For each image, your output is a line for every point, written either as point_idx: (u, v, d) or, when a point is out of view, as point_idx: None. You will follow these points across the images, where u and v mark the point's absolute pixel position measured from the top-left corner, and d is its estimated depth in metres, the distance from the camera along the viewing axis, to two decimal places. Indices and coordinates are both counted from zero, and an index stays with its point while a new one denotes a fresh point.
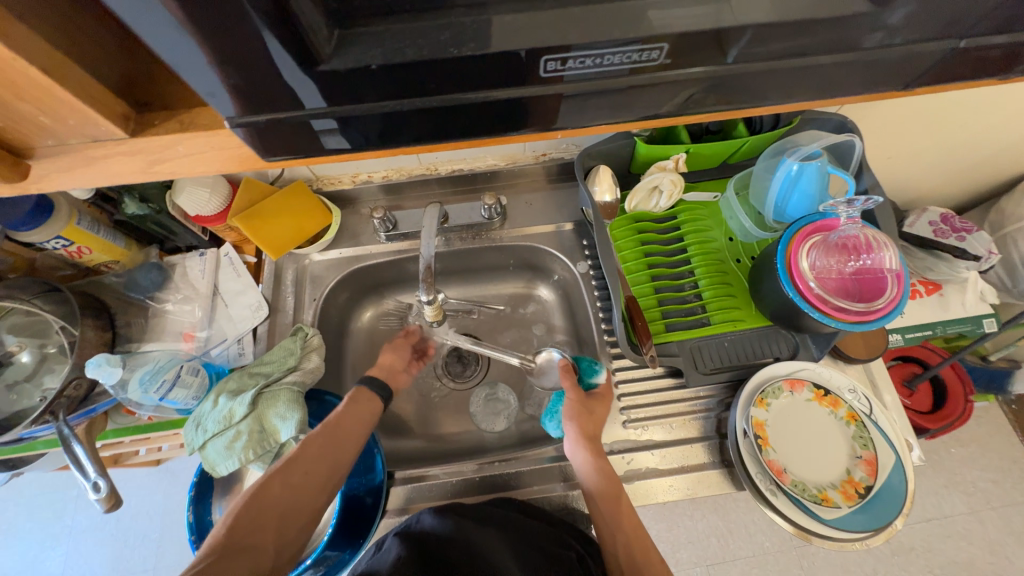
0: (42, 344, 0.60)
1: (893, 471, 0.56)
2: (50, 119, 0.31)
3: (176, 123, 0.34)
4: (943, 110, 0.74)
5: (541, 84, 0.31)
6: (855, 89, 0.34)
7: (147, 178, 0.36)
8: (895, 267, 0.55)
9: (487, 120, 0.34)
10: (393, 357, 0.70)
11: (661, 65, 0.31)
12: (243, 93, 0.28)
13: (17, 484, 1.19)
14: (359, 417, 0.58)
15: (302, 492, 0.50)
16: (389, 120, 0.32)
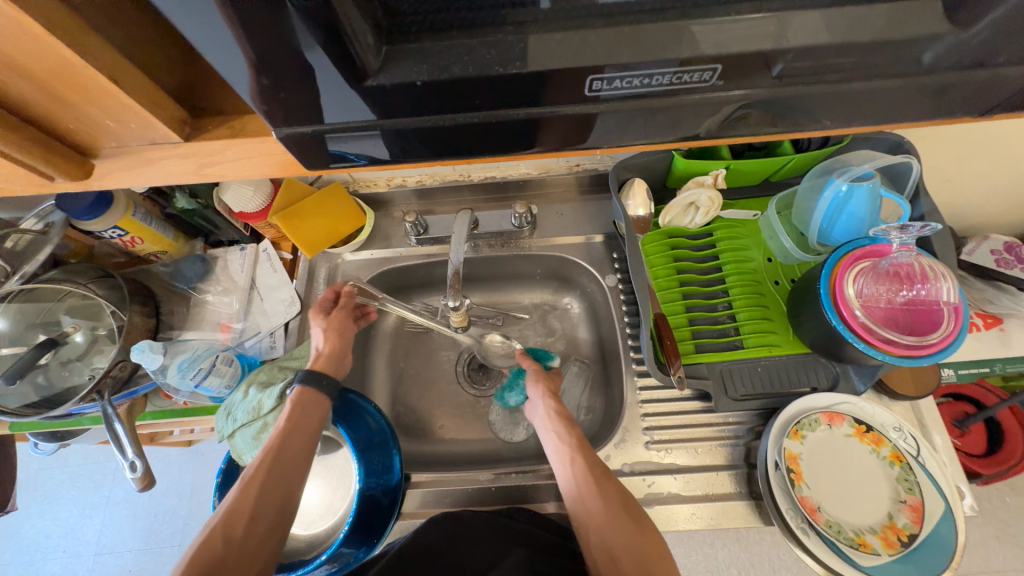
0: (94, 327, 0.64)
1: (941, 520, 0.52)
2: (114, 122, 0.33)
3: (227, 130, 0.35)
4: (1015, 133, 0.69)
5: (582, 102, 0.31)
6: (921, 115, 0.32)
7: (197, 180, 0.38)
8: (953, 301, 0.51)
9: (527, 135, 0.33)
10: (337, 341, 0.63)
11: (711, 86, 0.30)
12: (292, 104, 0.29)
13: (63, 453, 1.27)
14: (306, 433, 0.52)
15: (253, 540, 0.45)
16: (427, 134, 0.32)
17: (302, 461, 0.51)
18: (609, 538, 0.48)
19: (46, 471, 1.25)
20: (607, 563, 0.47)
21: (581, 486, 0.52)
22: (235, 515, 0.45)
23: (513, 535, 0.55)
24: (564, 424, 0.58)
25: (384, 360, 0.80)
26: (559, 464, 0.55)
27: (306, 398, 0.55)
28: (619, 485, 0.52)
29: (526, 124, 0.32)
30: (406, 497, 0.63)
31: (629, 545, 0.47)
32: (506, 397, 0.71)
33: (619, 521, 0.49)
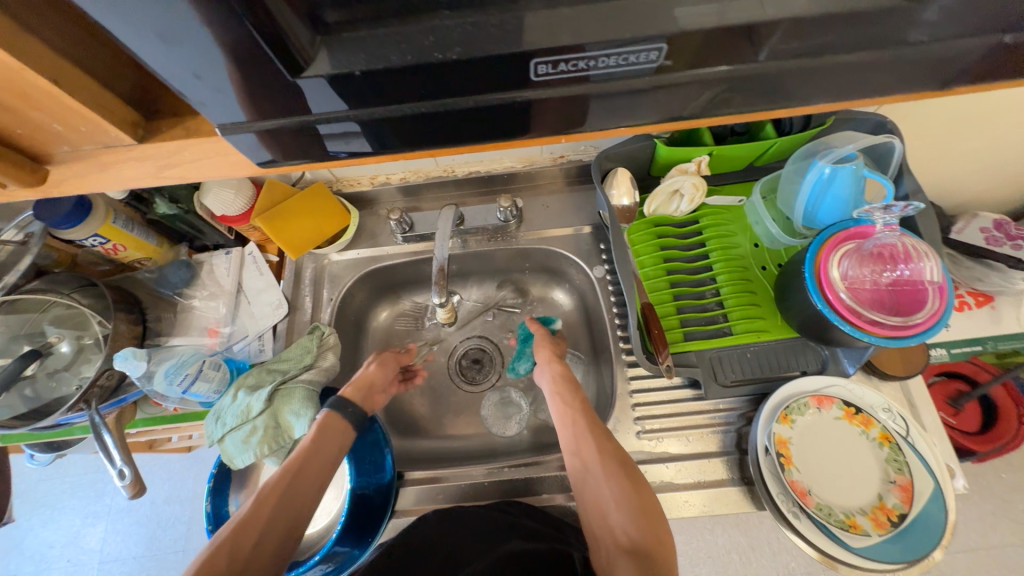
0: (79, 336, 0.63)
1: (931, 500, 0.52)
2: (62, 125, 0.33)
3: (181, 131, 0.35)
4: (998, 112, 0.69)
5: (531, 87, 0.30)
6: (891, 90, 0.32)
7: (156, 183, 0.37)
8: (937, 279, 0.51)
9: (487, 122, 0.33)
10: (377, 374, 0.64)
11: (660, 66, 0.29)
12: (238, 98, 0.29)
13: (62, 464, 1.27)
14: (322, 459, 0.52)
15: (257, 562, 0.44)
16: (382, 125, 0.32)
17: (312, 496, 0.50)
18: (601, 492, 0.52)
19: (45, 483, 1.25)
20: (597, 511, 0.52)
21: (582, 444, 0.56)
22: (240, 533, 0.44)
23: (506, 532, 0.55)
24: (572, 392, 0.62)
25: None
26: (562, 426, 0.59)
27: (327, 426, 0.55)
28: (619, 446, 0.55)
29: (481, 111, 0.31)
30: (400, 496, 0.63)
31: (620, 496, 0.51)
32: (516, 366, 0.74)
33: (614, 479, 0.52)
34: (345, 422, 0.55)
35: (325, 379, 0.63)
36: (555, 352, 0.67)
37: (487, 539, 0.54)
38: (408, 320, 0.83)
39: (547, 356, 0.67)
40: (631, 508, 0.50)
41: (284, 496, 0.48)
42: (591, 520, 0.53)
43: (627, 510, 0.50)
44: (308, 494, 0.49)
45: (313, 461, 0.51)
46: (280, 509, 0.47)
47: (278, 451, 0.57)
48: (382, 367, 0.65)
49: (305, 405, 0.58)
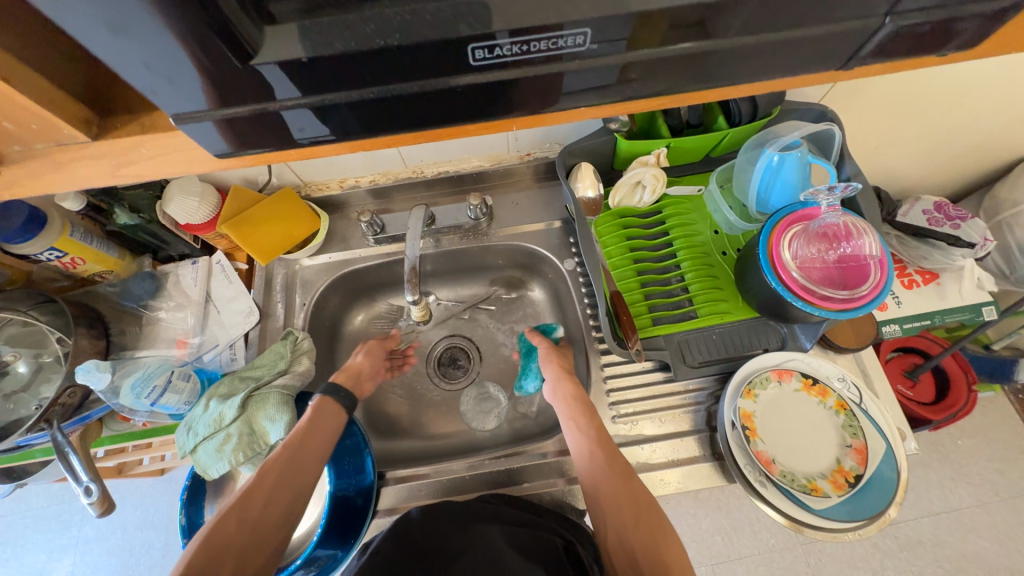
0: (38, 354, 0.61)
1: (882, 459, 0.56)
2: (12, 123, 0.29)
3: (138, 126, 0.32)
4: (930, 101, 0.75)
5: (468, 76, 0.27)
6: (830, 75, 0.34)
7: (115, 184, 0.34)
8: (877, 253, 0.55)
9: (452, 111, 0.30)
10: (364, 362, 0.69)
11: (587, 52, 0.27)
12: (170, 88, 0.25)
13: (21, 496, 1.20)
14: (321, 432, 0.54)
15: (264, 527, 0.46)
16: (341, 112, 0.29)
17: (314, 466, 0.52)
18: (626, 533, 0.49)
19: (5, 517, 1.19)
20: (622, 556, 0.49)
21: (604, 479, 0.53)
22: (248, 498, 0.47)
23: (487, 516, 0.57)
24: (586, 418, 0.59)
25: None
26: (579, 458, 0.56)
27: (325, 403, 0.57)
28: (640, 485, 0.53)
29: (438, 99, 0.29)
30: (382, 495, 0.63)
31: (647, 542, 0.48)
32: (524, 384, 0.72)
33: (639, 521, 0.50)
34: (340, 402, 0.58)
35: (301, 384, 0.63)
36: (565, 371, 0.65)
37: (471, 526, 0.55)
38: (384, 322, 0.83)
39: (556, 370, 0.65)
40: (658, 555, 0.47)
41: (289, 466, 0.50)
42: (614, 564, 0.49)
43: (653, 558, 0.47)
44: (310, 464, 0.52)
45: (311, 435, 0.53)
46: (284, 477, 0.49)
47: (253, 458, 0.57)
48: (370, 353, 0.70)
49: (280, 410, 0.57)
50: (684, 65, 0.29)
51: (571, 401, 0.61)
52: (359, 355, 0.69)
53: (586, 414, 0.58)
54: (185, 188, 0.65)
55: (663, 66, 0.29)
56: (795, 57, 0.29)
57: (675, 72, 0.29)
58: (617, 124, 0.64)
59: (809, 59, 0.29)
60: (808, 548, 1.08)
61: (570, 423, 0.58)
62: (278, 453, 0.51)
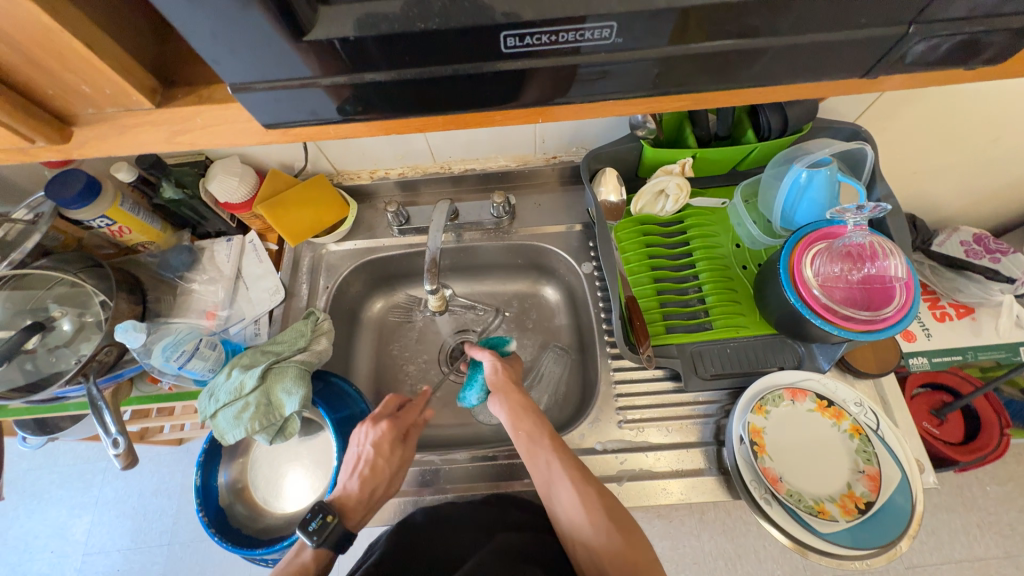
0: (81, 314, 0.65)
1: (897, 489, 0.54)
2: (89, 87, 0.31)
3: (195, 97, 0.33)
4: (975, 128, 0.73)
5: (499, 62, 0.29)
6: (873, 84, 0.34)
7: (168, 151, 0.36)
8: (903, 275, 0.54)
9: (484, 95, 0.31)
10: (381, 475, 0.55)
11: (613, 45, 0.28)
12: (229, 59, 0.27)
13: (51, 452, 1.27)
14: None
15: None
16: (378, 92, 0.30)
17: None
18: (590, 543, 0.52)
19: (33, 471, 1.25)
20: (589, 560, 0.52)
21: (562, 491, 0.54)
22: None
23: (488, 519, 0.57)
24: (532, 424, 0.59)
25: (372, 349, 0.82)
26: (532, 467, 0.56)
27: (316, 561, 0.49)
28: (598, 486, 0.54)
29: (472, 83, 0.30)
30: None
31: (611, 546, 0.51)
32: (468, 396, 0.70)
33: (603, 528, 0.52)
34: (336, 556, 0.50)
35: (318, 362, 0.65)
36: (512, 380, 0.64)
37: (478, 534, 0.56)
38: (402, 312, 0.85)
39: (503, 380, 0.64)
40: (623, 557, 0.50)
41: None
42: (581, 563, 0.53)
43: (619, 561, 0.50)
44: None
45: None
46: None
47: (267, 429, 0.59)
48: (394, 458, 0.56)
49: (297, 384, 0.59)
50: (714, 64, 0.29)
51: (522, 411, 0.60)
52: (393, 481, 0.56)
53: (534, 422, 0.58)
54: (228, 168, 0.69)
55: (692, 65, 0.29)
56: (826, 62, 0.29)
57: (704, 71, 0.30)
58: (644, 131, 0.66)
59: (839, 65, 0.30)
60: None
61: (523, 435, 0.58)
62: None
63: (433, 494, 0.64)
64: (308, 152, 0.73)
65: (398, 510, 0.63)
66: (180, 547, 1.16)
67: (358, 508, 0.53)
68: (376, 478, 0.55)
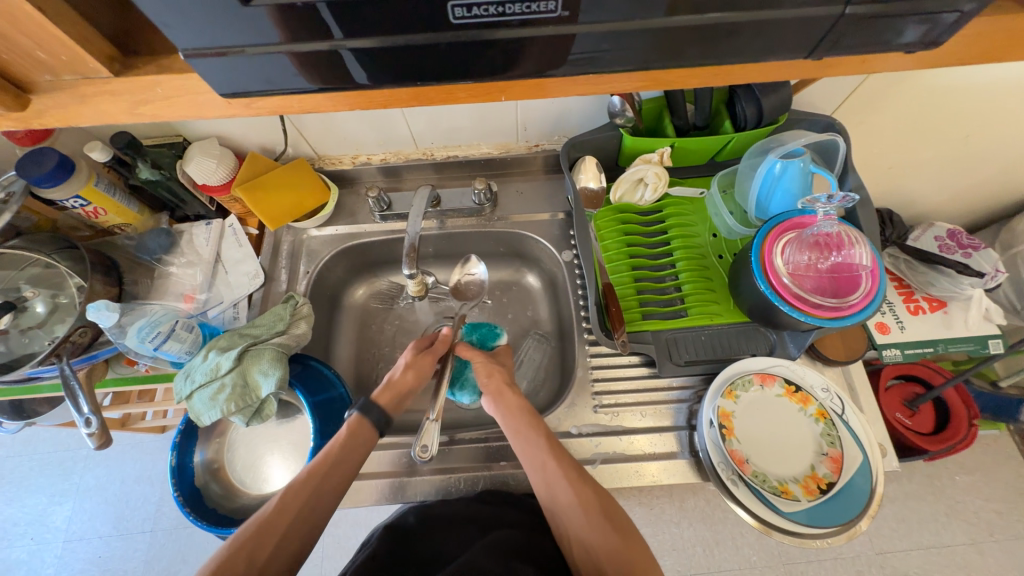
0: (55, 295, 0.64)
1: (858, 471, 0.56)
2: (43, 52, 0.30)
3: (154, 67, 0.33)
4: (947, 125, 0.74)
5: (449, 33, 0.28)
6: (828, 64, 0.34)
7: (131, 122, 0.36)
8: (867, 263, 0.56)
9: (440, 66, 0.31)
10: (406, 377, 0.63)
11: (560, 18, 0.28)
12: (175, 24, 0.27)
13: (29, 440, 1.25)
14: (347, 459, 0.54)
15: (279, 560, 0.47)
16: (330, 61, 0.30)
17: (331, 496, 0.52)
18: (589, 546, 0.51)
19: (12, 459, 1.24)
20: (588, 565, 0.51)
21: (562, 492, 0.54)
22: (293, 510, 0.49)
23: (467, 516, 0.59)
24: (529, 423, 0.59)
25: (353, 334, 0.83)
26: (530, 468, 0.56)
27: (358, 425, 0.57)
28: (596, 488, 0.54)
29: (426, 53, 0.30)
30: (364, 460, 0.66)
31: (611, 552, 0.49)
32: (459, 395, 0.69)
33: (599, 527, 0.51)
34: (372, 426, 0.57)
35: (296, 345, 0.65)
36: (505, 381, 0.65)
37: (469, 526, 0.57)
38: (384, 298, 0.85)
39: (495, 382, 0.64)
40: (623, 559, 0.49)
41: (312, 496, 0.51)
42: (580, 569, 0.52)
43: (616, 561, 0.49)
44: (326, 498, 0.51)
45: (337, 463, 0.53)
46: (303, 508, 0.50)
47: (243, 410, 0.59)
48: (416, 373, 0.64)
49: (273, 365, 0.60)
50: (671, 40, 0.30)
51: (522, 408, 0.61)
52: (407, 372, 0.64)
53: (532, 423, 0.59)
54: (206, 150, 0.68)
55: (651, 39, 0.30)
56: (780, 37, 0.30)
57: (663, 46, 0.30)
58: (623, 120, 0.66)
59: (793, 42, 0.30)
60: (790, 569, 1.07)
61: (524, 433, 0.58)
62: (303, 478, 0.52)
63: (410, 476, 0.65)
64: (289, 136, 0.72)
65: (376, 493, 0.64)
66: (163, 534, 1.16)
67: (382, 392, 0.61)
68: (394, 376, 0.63)
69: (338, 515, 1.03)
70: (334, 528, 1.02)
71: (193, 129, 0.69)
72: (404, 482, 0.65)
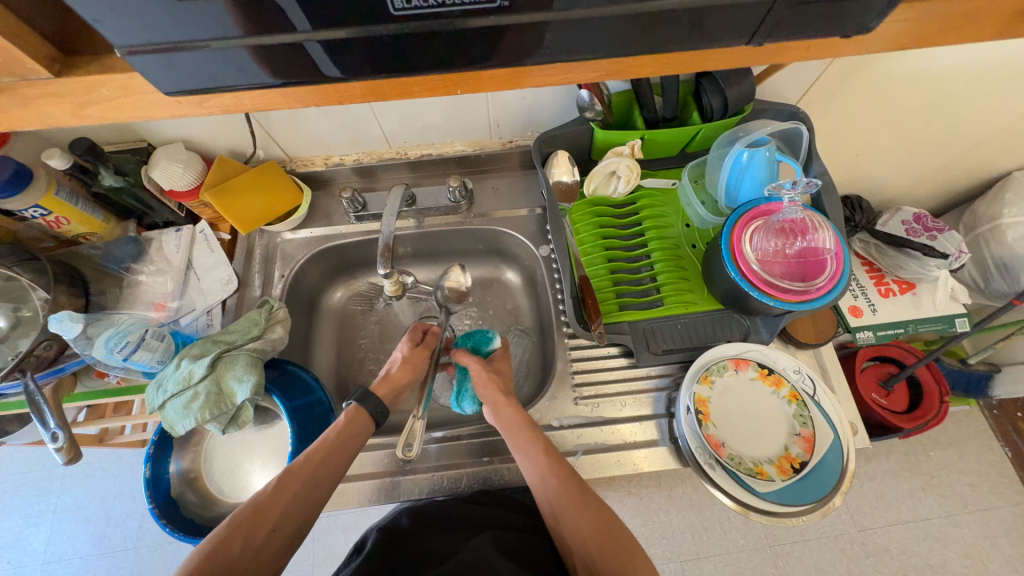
0: (17, 309, 0.62)
1: (830, 450, 0.58)
2: None
3: (97, 67, 0.32)
4: (906, 111, 0.77)
5: (394, 24, 0.28)
6: (774, 50, 0.35)
7: (80, 125, 0.35)
8: (832, 247, 0.58)
9: (391, 57, 0.31)
10: (403, 371, 0.66)
11: (502, 7, 0.28)
12: (115, 21, 0.26)
13: (2, 461, 1.21)
14: (343, 449, 0.55)
15: (270, 549, 0.47)
16: (279, 54, 0.30)
17: (325, 487, 0.52)
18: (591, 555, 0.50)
19: None
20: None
21: (569, 505, 0.52)
22: (289, 496, 0.49)
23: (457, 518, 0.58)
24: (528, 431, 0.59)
25: (333, 337, 0.82)
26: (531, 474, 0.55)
27: (357, 413, 0.58)
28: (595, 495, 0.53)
29: (374, 44, 0.30)
30: None
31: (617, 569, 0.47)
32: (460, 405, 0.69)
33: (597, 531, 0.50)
34: (369, 418, 0.59)
35: (272, 350, 0.64)
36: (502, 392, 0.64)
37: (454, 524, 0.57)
38: (363, 300, 0.85)
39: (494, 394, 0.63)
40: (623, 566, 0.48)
41: (308, 482, 0.51)
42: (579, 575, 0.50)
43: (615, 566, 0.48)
44: (320, 488, 0.51)
45: (334, 451, 0.54)
46: (297, 496, 0.50)
47: (218, 418, 0.58)
48: (411, 368, 0.67)
49: (248, 371, 0.59)
50: (619, 29, 0.30)
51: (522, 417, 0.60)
52: (404, 364, 0.67)
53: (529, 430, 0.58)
54: (171, 155, 0.66)
55: (602, 27, 0.30)
56: (727, 22, 0.30)
57: (614, 34, 0.31)
58: (592, 113, 0.66)
59: (741, 28, 0.31)
60: (776, 550, 1.10)
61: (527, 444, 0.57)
62: (299, 465, 0.52)
63: (396, 478, 0.64)
64: (257, 137, 0.71)
65: (360, 496, 0.63)
66: (147, 550, 1.13)
67: (379, 385, 0.65)
68: (390, 369, 0.67)
69: (327, 521, 1.02)
70: (323, 534, 1.01)
71: (157, 134, 0.68)
72: (396, 481, 0.64)
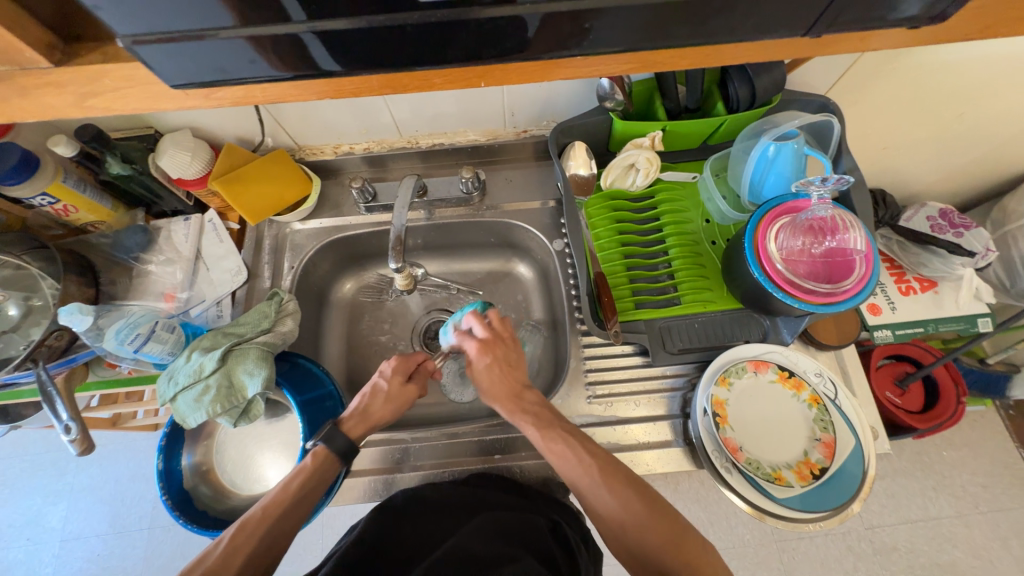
0: (28, 297, 0.62)
1: (851, 455, 0.56)
2: None
3: (98, 55, 0.31)
4: (942, 103, 0.73)
5: (415, 10, 0.27)
6: (815, 41, 0.33)
7: (82, 116, 0.34)
8: (862, 248, 0.55)
9: (410, 48, 0.29)
10: (384, 407, 0.59)
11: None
12: (118, 7, 0.25)
13: (19, 442, 1.23)
14: (305, 500, 0.50)
15: None
16: (289, 44, 0.28)
17: (283, 541, 0.48)
18: (624, 530, 0.48)
19: (4, 461, 1.22)
20: (627, 549, 0.48)
21: (600, 499, 0.49)
22: (245, 555, 0.45)
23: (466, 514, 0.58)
24: (542, 423, 0.55)
25: (342, 329, 0.81)
26: (555, 457, 0.52)
27: (324, 458, 0.53)
28: (624, 467, 0.52)
29: (393, 32, 0.28)
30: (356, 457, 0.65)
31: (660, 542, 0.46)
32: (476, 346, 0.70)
33: (624, 500, 0.49)
34: (337, 458, 0.53)
35: (283, 343, 0.64)
36: (515, 384, 0.59)
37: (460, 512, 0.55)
38: (373, 292, 0.84)
39: (496, 390, 0.59)
40: (656, 533, 0.47)
41: (268, 540, 0.47)
42: (614, 548, 0.49)
43: (647, 532, 0.47)
44: (277, 545, 0.47)
45: (296, 504, 0.50)
46: (254, 557, 0.46)
47: (230, 411, 0.58)
48: (394, 406, 0.59)
49: (258, 365, 0.58)
50: (653, 15, 0.28)
51: (530, 424, 0.55)
52: (387, 403, 0.59)
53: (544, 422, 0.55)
54: (178, 142, 0.65)
55: (632, 11, 0.28)
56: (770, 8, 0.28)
57: (647, 19, 0.29)
58: (613, 103, 0.63)
59: (780, 12, 0.29)
60: (782, 545, 1.10)
61: (548, 451, 0.53)
62: (255, 520, 0.47)
63: (409, 471, 0.64)
64: (266, 125, 0.70)
65: (370, 489, 0.63)
66: (161, 531, 1.15)
67: (352, 420, 0.57)
68: (367, 401, 0.58)
69: (336, 508, 1.03)
70: (332, 520, 1.03)
71: (164, 121, 0.66)
72: (393, 479, 0.64)
